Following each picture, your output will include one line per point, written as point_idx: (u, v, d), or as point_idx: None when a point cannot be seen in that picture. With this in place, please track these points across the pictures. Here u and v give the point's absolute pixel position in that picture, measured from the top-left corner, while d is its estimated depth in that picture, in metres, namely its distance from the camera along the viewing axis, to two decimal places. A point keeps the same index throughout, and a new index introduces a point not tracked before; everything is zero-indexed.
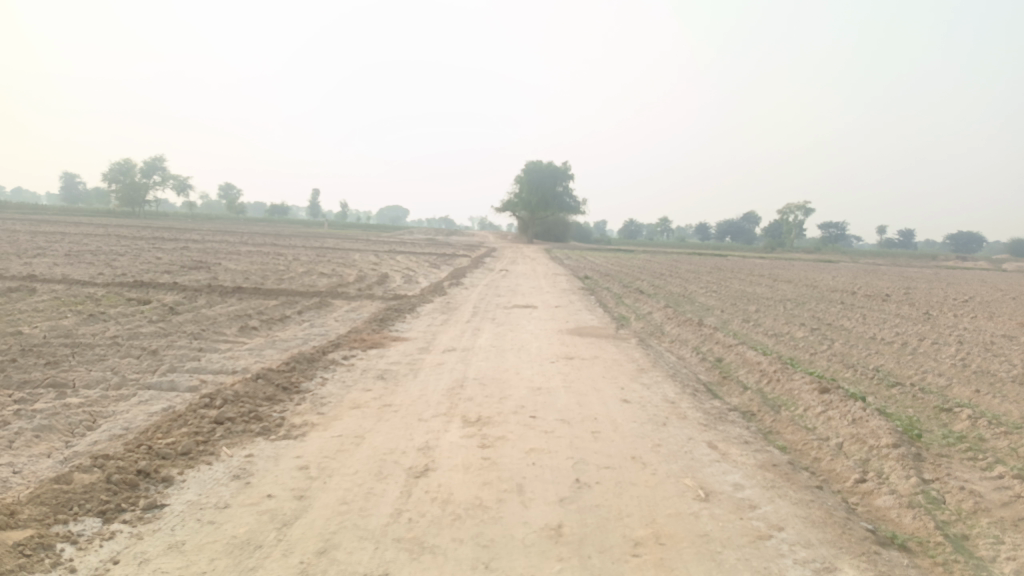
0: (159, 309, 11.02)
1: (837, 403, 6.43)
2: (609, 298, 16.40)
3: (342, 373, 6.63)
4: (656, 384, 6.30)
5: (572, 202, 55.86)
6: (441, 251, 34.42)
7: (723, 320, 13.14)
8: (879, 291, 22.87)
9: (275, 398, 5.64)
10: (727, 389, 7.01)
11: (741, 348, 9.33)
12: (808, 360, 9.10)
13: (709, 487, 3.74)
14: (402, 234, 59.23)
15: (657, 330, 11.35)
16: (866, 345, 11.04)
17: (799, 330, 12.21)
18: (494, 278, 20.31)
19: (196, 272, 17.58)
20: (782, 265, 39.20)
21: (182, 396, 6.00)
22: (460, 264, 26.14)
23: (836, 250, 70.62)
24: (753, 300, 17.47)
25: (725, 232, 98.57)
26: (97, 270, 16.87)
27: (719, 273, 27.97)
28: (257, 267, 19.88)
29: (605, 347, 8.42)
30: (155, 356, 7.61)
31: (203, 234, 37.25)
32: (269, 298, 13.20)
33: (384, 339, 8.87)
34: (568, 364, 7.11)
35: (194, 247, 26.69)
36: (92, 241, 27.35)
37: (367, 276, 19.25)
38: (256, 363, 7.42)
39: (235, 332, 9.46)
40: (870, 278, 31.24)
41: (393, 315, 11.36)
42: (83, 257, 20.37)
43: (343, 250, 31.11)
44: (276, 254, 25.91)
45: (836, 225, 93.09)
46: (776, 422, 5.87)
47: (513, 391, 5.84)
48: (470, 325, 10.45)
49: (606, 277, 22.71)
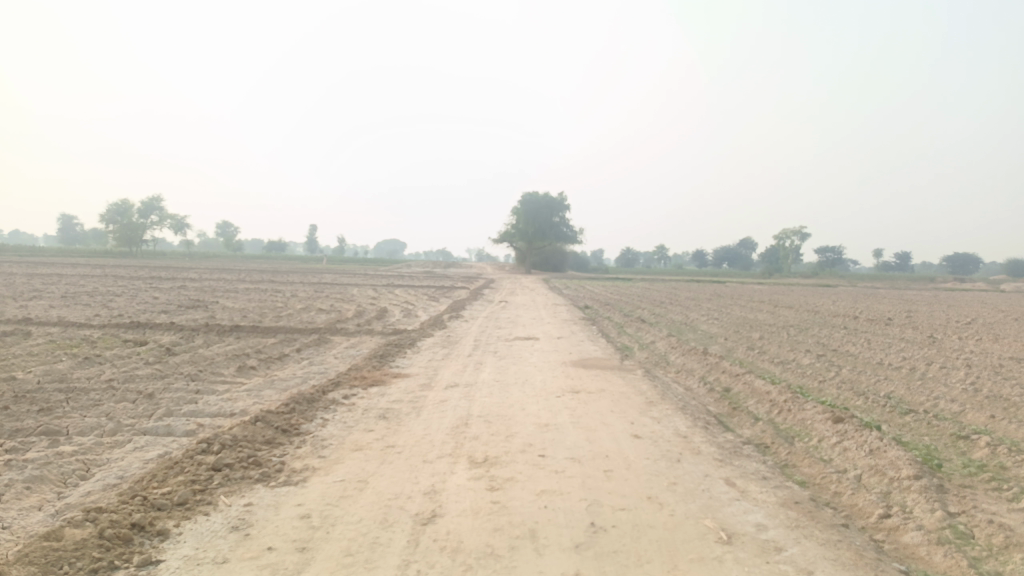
0: (156, 351, 10.86)
1: (852, 432, 6.26)
2: (611, 328, 16.26)
3: (344, 414, 6.46)
4: (666, 418, 6.14)
5: (569, 232, 55.98)
6: (439, 284, 34.34)
7: (728, 348, 12.99)
8: (881, 315, 22.76)
9: (274, 442, 5.47)
10: (738, 421, 6.85)
11: (748, 377, 9.18)
12: (817, 388, 8.93)
13: (730, 528, 3.58)
14: (400, 268, 59.24)
15: (662, 360, 11.19)
16: (874, 371, 10.88)
17: (805, 357, 12.06)
18: (494, 310, 20.18)
19: (193, 312, 17.42)
20: (782, 290, 39.15)
21: (178, 441, 5.82)
22: (460, 296, 26.03)
23: (833, 275, 70.69)
24: (755, 327, 17.33)
25: (722, 258, 98.82)
26: (94, 312, 16.71)
27: (719, 300, 27.87)
28: (255, 305, 19.75)
29: (611, 380, 8.25)
30: (151, 399, 7.43)
31: (201, 273, 37.18)
32: (268, 336, 13.04)
33: (386, 376, 8.70)
34: (575, 398, 6.95)
35: (192, 286, 26.59)
36: (89, 282, 27.24)
37: (366, 311, 19.10)
38: (255, 405, 7.25)
39: (233, 372, 9.29)
40: (870, 301, 31.17)
41: (393, 351, 11.20)
42: (80, 298, 20.23)
43: (341, 285, 31.03)
44: (274, 291, 25.80)
45: (832, 249, 93.33)
46: (791, 455, 5.70)
47: (520, 428, 5.68)
48: (472, 359, 10.29)
49: (606, 307, 22.62)
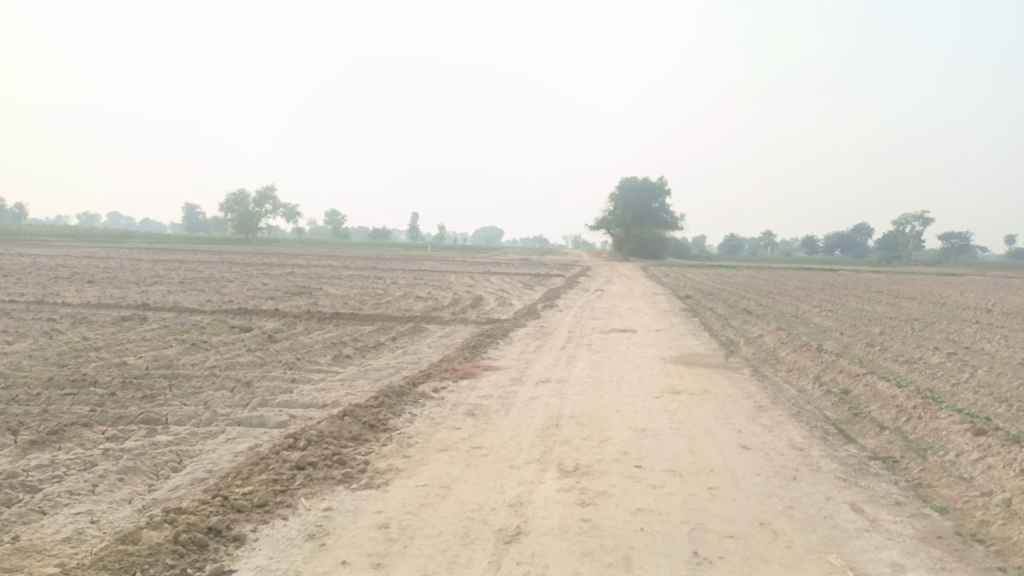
0: (258, 338, 11.14)
1: (997, 448, 5.48)
2: (714, 319, 15.51)
3: (432, 409, 6.27)
4: (778, 426, 5.58)
5: (669, 218, 54.44)
6: (536, 272, 34.11)
7: (844, 344, 12.03)
8: (1018, 308, 20.62)
9: (360, 439, 5.32)
10: (860, 431, 6.18)
11: (870, 378, 8.36)
12: (950, 392, 8.02)
13: (859, 567, 3.07)
14: (497, 255, 59.60)
15: (770, 356, 10.46)
16: (1014, 372, 9.75)
17: (933, 356, 10.95)
18: (590, 300, 19.70)
19: (297, 298, 17.93)
20: (901, 280, 36.50)
21: (269, 434, 5.80)
22: (556, 285, 25.71)
23: (958, 262, 65.66)
24: (873, 320, 16.09)
25: (834, 246, 93.75)
26: (206, 298, 17.48)
27: (832, 290, 26.24)
28: (356, 291, 20.14)
29: (715, 379, 7.70)
30: (248, 388, 7.51)
31: (308, 259, 38.72)
32: (365, 324, 13.15)
33: (476, 368, 8.48)
34: (674, 400, 6.47)
35: (299, 273, 27.57)
36: (205, 268, 28.72)
37: (462, 299, 19.10)
38: (346, 396, 7.19)
39: (328, 360, 9.35)
40: (1003, 292, 28.61)
41: (486, 341, 11.01)
42: (195, 284, 21.29)
43: (439, 272, 31.36)
44: (375, 278, 26.35)
45: (958, 234, 86.36)
46: (924, 472, 5.03)
47: (614, 433, 5.30)
48: (566, 353, 9.91)
49: (709, 297, 21.71)
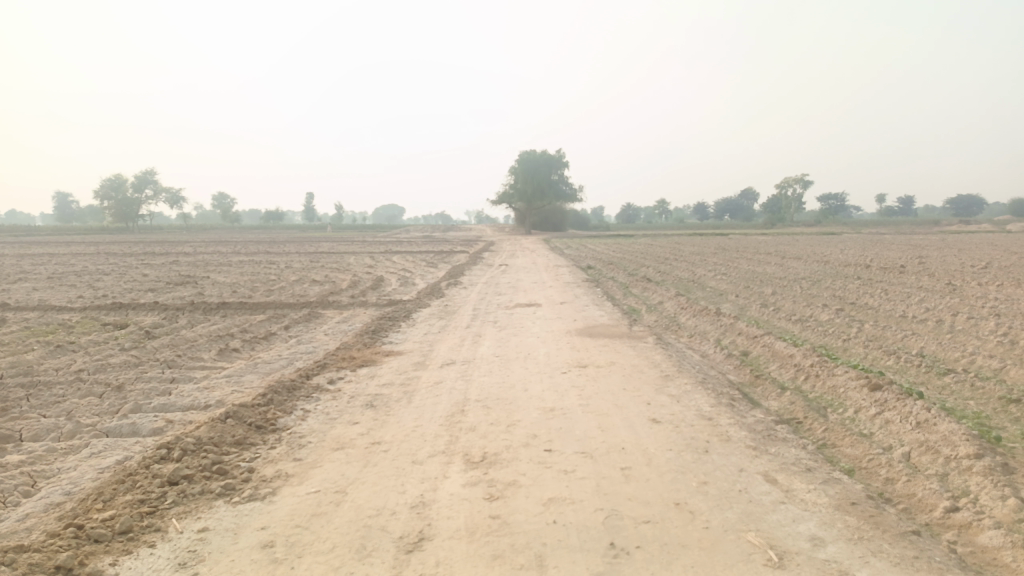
0: (135, 335, 10.21)
1: (893, 402, 5.61)
2: (616, 288, 15.62)
3: (327, 403, 5.81)
4: (686, 395, 5.50)
5: (568, 190, 54.94)
6: (438, 250, 33.57)
7: (741, 306, 12.33)
8: (893, 263, 21.92)
9: (245, 443, 4.83)
10: (763, 394, 6.22)
11: (768, 338, 8.52)
12: (842, 348, 8.27)
13: (780, 545, 2.94)
14: (398, 233, 58.45)
15: (672, 322, 10.55)
16: (898, 325, 10.23)
17: (823, 312, 11.37)
18: (494, 275, 19.44)
19: (181, 289, 16.74)
20: (787, 241, 38.35)
21: (142, 444, 5.20)
22: (459, 261, 25.31)
23: (836, 222, 69.82)
24: (765, 281, 16.68)
25: (724, 211, 97.82)
26: (77, 294, 16.01)
27: (725, 254, 27.19)
28: (248, 278, 19.05)
29: (621, 350, 7.60)
30: (119, 393, 6.79)
31: (196, 246, 36.50)
32: (256, 314, 12.37)
33: (376, 354, 8.04)
34: (582, 375, 6.30)
35: (185, 261, 25.86)
36: (79, 261, 26.51)
37: (363, 281, 18.43)
38: (233, 394, 6.62)
39: (214, 355, 8.66)
40: (878, 247, 30.59)
41: (386, 324, 10.55)
42: (65, 279, 19.54)
43: (337, 254, 30.27)
44: (269, 262, 25.07)
45: (834, 195, 91.76)
46: (829, 432, 5.06)
47: (522, 414, 5.05)
48: (471, 331, 9.62)
49: (610, 266, 21.95)
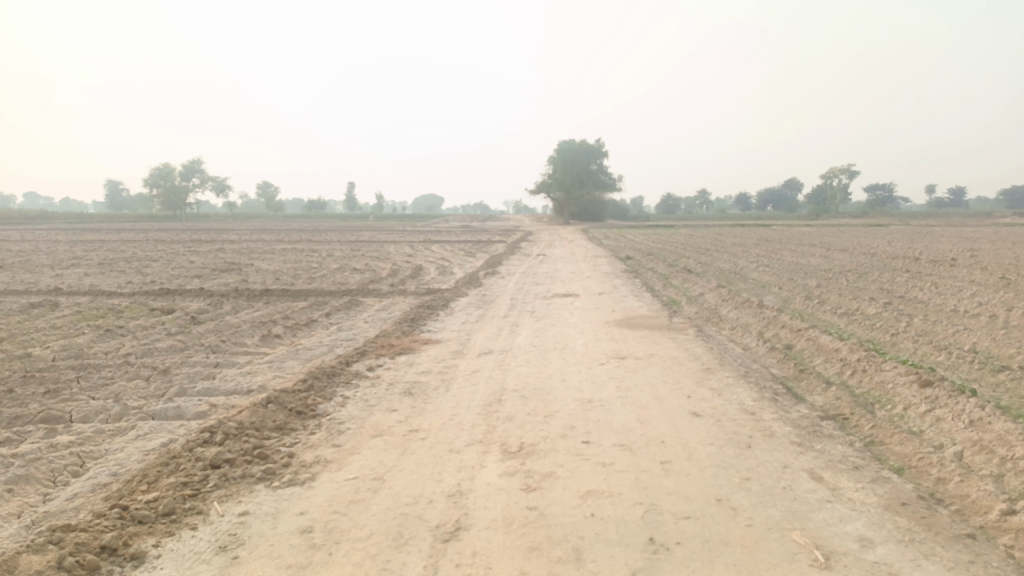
0: (181, 320, 10.45)
1: (944, 399, 5.42)
2: (656, 279, 15.44)
3: (366, 390, 5.85)
4: (728, 389, 5.39)
5: (607, 180, 54.52)
6: (477, 239, 33.61)
7: (784, 299, 12.08)
8: (944, 256, 21.26)
9: (286, 428, 4.89)
10: (807, 388, 6.07)
11: (812, 331, 8.33)
12: (890, 343, 8.04)
13: (826, 545, 2.85)
14: (436, 222, 58.75)
15: (713, 314, 10.39)
16: (949, 319, 9.91)
17: (870, 306, 11.07)
18: (532, 265, 19.39)
19: (225, 276, 17.07)
20: (832, 232, 37.47)
21: (186, 427, 5.30)
22: (497, 250, 25.32)
23: (884, 213, 67.97)
24: (809, 273, 16.32)
25: (766, 201, 96.09)
26: (126, 279, 16.44)
27: (768, 245, 26.69)
28: (290, 266, 19.34)
29: (661, 342, 7.50)
30: (165, 376, 6.94)
31: (240, 234, 37.16)
32: (297, 301, 12.55)
33: (415, 343, 8.07)
34: (620, 366, 6.23)
35: (229, 249, 26.38)
36: (129, 248, 27.22)
37: (402, 269, 18.56)
38: (274, 380, 6.71)
39: (256, 341, 8.80)
40: (927, 240, 29.70)
41: (425, 312, 10.59)
42: (116, 265, 20.10)
43: (377, 243, 30.54)
44: (311, 250, 25.43)
45: (883, 186, 89.39)
46: (877, 429, 4.91)
47: (560, 405, 5.01)
48: (509, 321, 9.60)
49: (649, 257, 21.73)
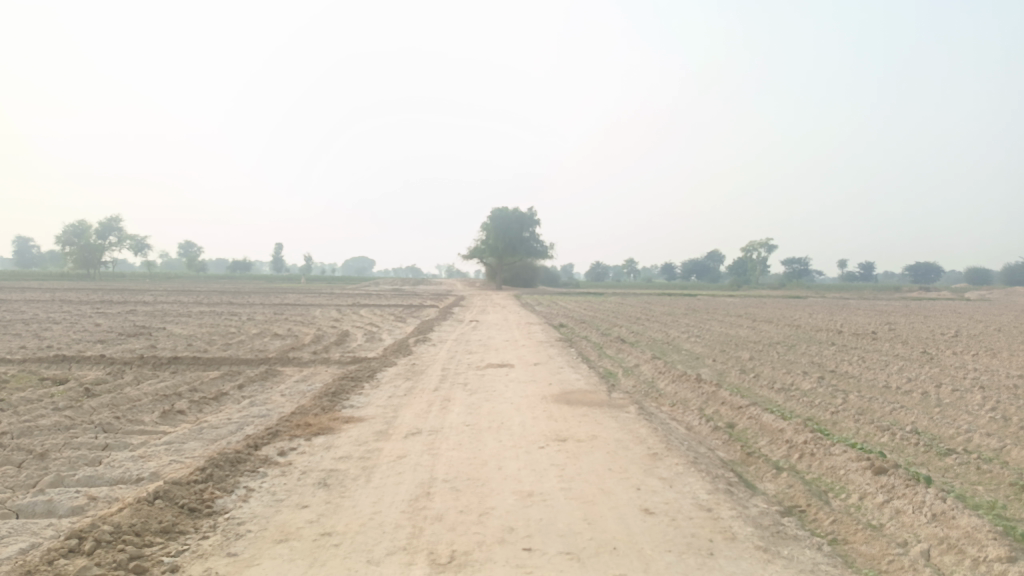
0: (73, 392, 9.37)
1: (901, 488, 5.13)
2: (591, 349, 15.14)
3: (275, 481, 5.15)
4: (679, 479, 4.96)
5: (540, 247, 54.96)
6: (408, 303, 32.92)
7: (720, 372, 11.89)
8: (865, 329, 21.83)
9: (173, 532, 4.15)
10: (756, 475, 5.70)
11: (754, 409, 8.06)
12: (832, 422, 7.81)
13: None
14: (366, 285, 57.68)
15: (651, 389, 10.05)
16: (883, 396, 9.84)
17: (804, 380, 10.98)
18: (464, 332, 18.83)
19: (133, 341, 15.77)
20: (757, 304, 38.37)
21: (54, 528, 4.46)
22: (429, 316, 24.67)
23: (802, 286, 70.72)
24: (741, 345, 16.34)
25: (691, 272, 99.05)
26: (19, 344, 14.99)
27: (698, 315, 26.94)
28: (206, 331, 18.18)
29: (601, 421, 7.05)
30: (41, 461, 6.01)
31: (157, 295, 35.23)
32: (209, 371, 11.58)
33: (335, 421, 7.35)
34: (561, 451, 5.71)
35: (143, 310, 24.83)
36: (30, 308, 25.20)
37: (327, 336, 17.69)
38: (171, 466, 5.89)
39: (156, 418, 7.89)
40: (846, 313, 30.71)
41: (349, 385, 9.84)
42: (11, 328, 18.40)
43: (303, 306, 29.43)
44: (231, 314, 24.13)
45: (799, 260, 93.65)
46: (838, 523, 4.55)
47: (496, 500, 4.45)
48: (439, 395, 8.98)
49: (583, 325, 21.50)
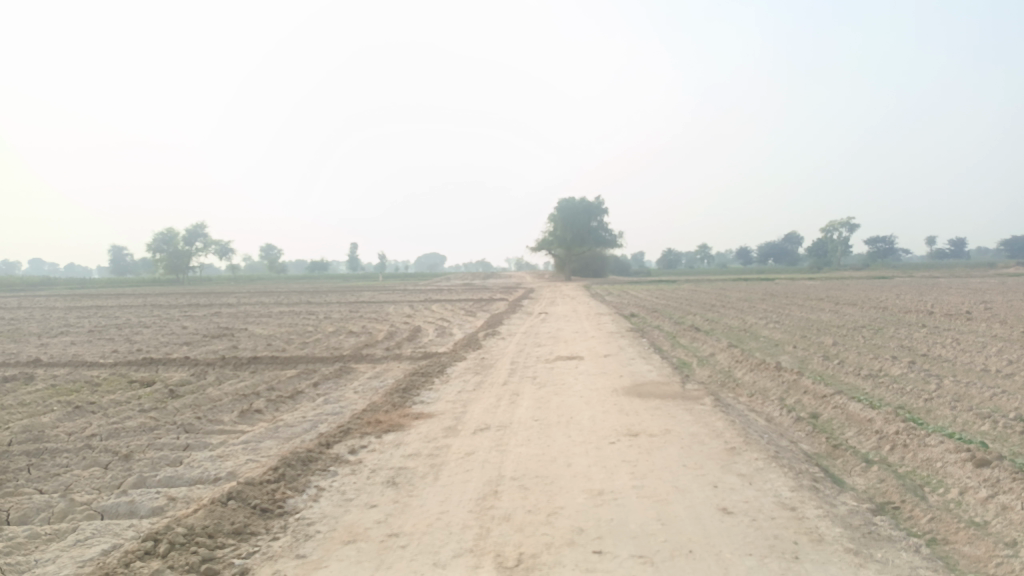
0: (158, 394, 9.74)
1: (1007, 482, 4.70)
2: (663, 338, 14.79)
3: (344, 480, 5.15)
4: (759, 475, 4.69)
5: (609, 236, 54.45)
6: (479, 297, 33.11)
7: (800, 359, 11.37)
8: (959, 308, 20.56)
9: (245, 533, 4.19)
10: (844, 469, 5.35)
11: (839, 397, 7.63)
12: (925, 410, 7.31)
13: None
14: (438, 281, 58.34)
15: (727, 378, 9.69)
16: (982, 381, 9.17)
17: (893, 365, 10.36)
18: (534, 324, 18.75)
19: (215, 342, 16.36)
20: (839, 286, 36.83)
21: (135, 529, 4.58)
22: (499, 309, 24.71)
23: (887, 265, 67.47)
24: (823, 330, 15.64)
25: (768, 255, 96.12)
26: (112, 348, 15.77)
27: (776, 299, 26.04)
28: (284, 330, 18.70)
29: (675, 414, 6.80)
30: (126, 462, 6.22)
31: (240, 297, 36.63)
32: (286, 369, 11.86)
33: (405, 417, 7.36)
34: (633, 447, 5.51)
35: (227, 312, 25.79)
36: (123, 314, 26.56)
37: (400, 331, 17.91)
38: (246, 465, 6.00)
39: (234, 417, 8.11)
40: (936, 291, 29.08)
41: (419, 381, 9.88)
42: (106, 333, 19.40)
43: (377, 303, 29.99)
44: (308, 313, 24.79)
45: (883, 239, 89.49)
46: (938, 521, 4.20)
47: (565, 500, 4.31)
48: (509, 389, 8.90)
49: (655, 313, 21.07)
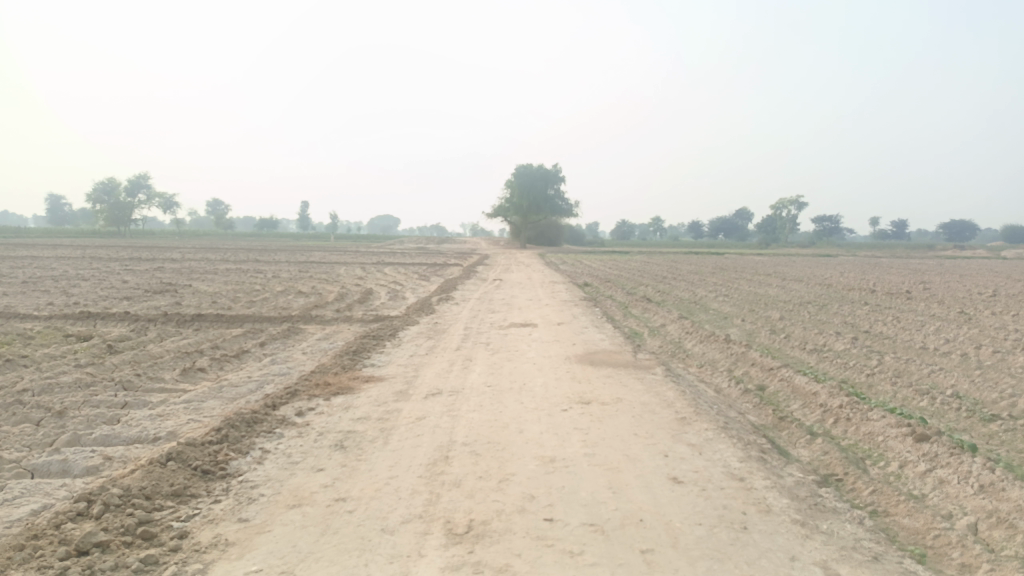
0: (96, 349, 9.36)
1: (944, 457, 4.84)
2: (616, 308, 14.91)
3: (290, 443, 5.01)
4: (709, 446, 4.73)
5: (564, 205, 54.56)
6: (432, 261, 32.87)
7: (748, 332, 11.59)
8: (899, 288, 21.25)
9: (184, 495, 4.04)
10: (789, 441, 5.45)
11: (785, 370, 7.78)
12: (867, 385, 7.51)
13: None
14: (391, 244, 57.68)
15: (678, 349, 9.80)
16: (920, 358, 9.48)
17: (837, 341, 10.63)
18: (487, 290, 18.69)
19: (158, 298, 15.83)
20: (787, 262, 37.71)
21: (67, 488, 4.38)
22: (453, 274, 24.55)
23: (832, 244, 69.31)
24: (770, 304, 15.98)
25: (719, 230, 97.75)
26: (47, 300, 15.12)
27: (725, 273, 26.53)
28: (231, 288, 18.22)
29: (627, 383, 6.82)
30: (59, 419, 5.96)
31: (186, 252, 35.56)
32: (231, 328, 11.54)
33: (354, 380, 7.22)
34: (585, 415, 5.50)
35: (172, 267, 25.02)
36: (60, 266, 25.53)
37: (352, 293, 17.64)
38: (187, 425, 5.80)
39: (176, 375, 7.84)
40: (877, 271, 30.05)
41: (370, 344, 9.72)
42: (42, 284, 18.60)
43: (328, 263, 29.47)
44: (257, 271, 24.22)
45: (830, 218, 91.83)
46: (879, 494, 4.30)
47: (517, 466, 4.27)
48: (461, 354, 8.83)
49: (608, 283, 21.24)
